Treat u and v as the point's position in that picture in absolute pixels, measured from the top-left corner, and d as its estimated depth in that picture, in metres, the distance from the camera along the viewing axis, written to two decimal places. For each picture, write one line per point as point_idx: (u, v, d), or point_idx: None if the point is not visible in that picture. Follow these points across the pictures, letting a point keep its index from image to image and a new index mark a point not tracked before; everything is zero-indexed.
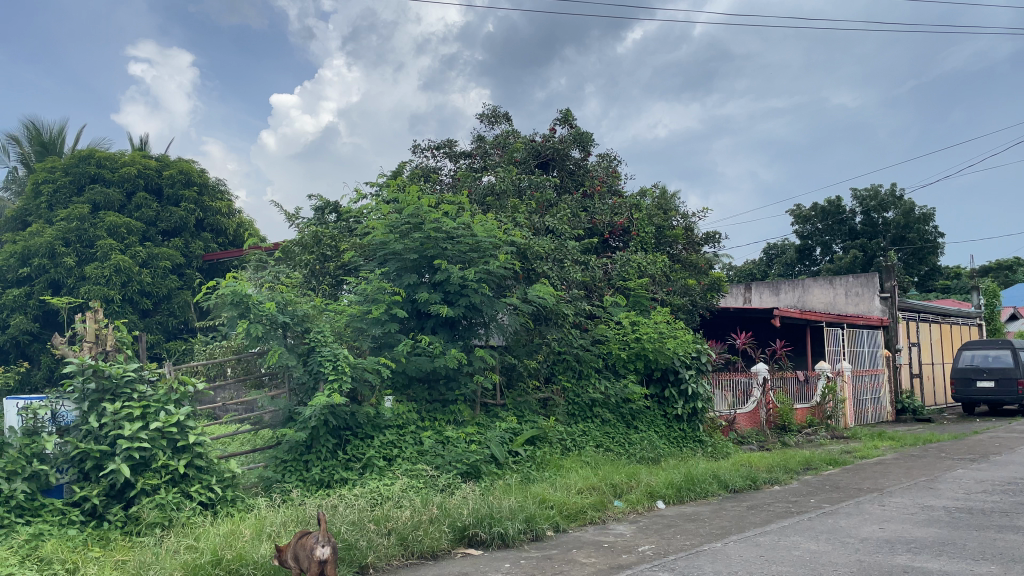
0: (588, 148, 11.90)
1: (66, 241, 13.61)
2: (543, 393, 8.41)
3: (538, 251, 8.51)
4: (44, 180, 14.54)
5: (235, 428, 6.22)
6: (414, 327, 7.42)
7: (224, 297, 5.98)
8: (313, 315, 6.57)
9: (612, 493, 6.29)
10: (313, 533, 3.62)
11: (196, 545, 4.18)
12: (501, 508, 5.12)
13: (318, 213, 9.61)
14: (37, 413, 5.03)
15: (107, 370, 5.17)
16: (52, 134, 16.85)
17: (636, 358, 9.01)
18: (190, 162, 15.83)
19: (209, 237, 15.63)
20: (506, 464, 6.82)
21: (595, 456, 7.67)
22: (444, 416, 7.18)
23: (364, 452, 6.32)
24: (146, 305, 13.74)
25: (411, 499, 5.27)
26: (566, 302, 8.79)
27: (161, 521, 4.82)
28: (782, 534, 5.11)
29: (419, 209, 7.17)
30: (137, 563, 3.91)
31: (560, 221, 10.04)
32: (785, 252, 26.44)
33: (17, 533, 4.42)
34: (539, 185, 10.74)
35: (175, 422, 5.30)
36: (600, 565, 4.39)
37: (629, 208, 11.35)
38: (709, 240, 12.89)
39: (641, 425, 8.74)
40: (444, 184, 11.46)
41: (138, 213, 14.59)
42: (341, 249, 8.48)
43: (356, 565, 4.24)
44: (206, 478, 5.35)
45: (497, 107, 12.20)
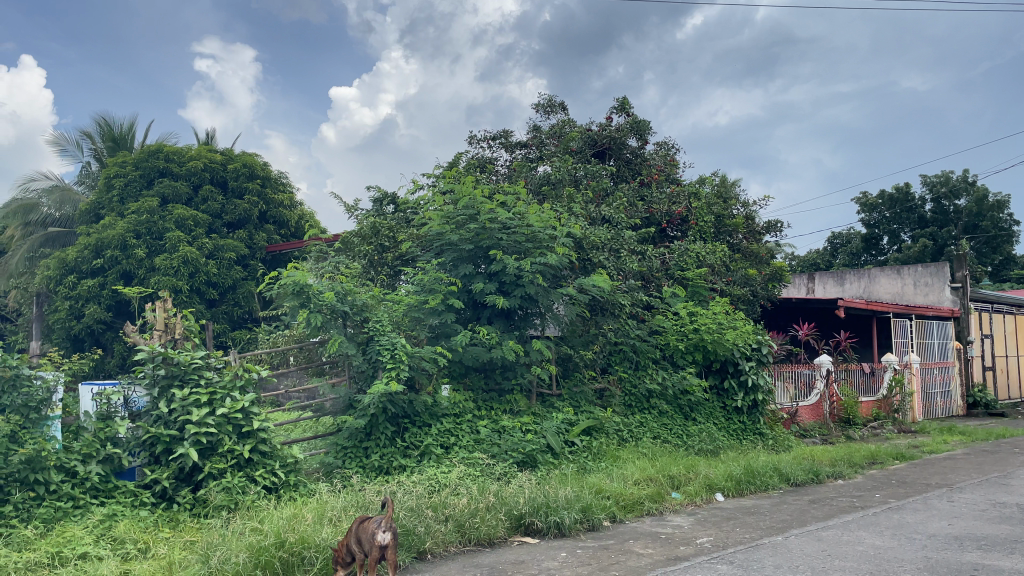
0: (646, 136, 11.73)
1: (137, 233, 14.09)
2: (600, 384, 8.39)
3: (595, 240, 8.49)
4: (116, 174, 15.07)
5: (298, 415, 6.38)
6: (471, 316, 7.46)
7: (287, 287, 6.12)
8: (372, 304, 6.66)
9: (669, 484, 6.26)
10: (372, 519, 3.72)
11: (260, 528, 4.30)
12: (557, 497, 5.13)
13: (377, 204, 9.77)
14: (111, 399, 5.26)
15: (176, 358, 5.37)
16: (123, 129, 17.45)
17: (694, 349, 8.90)
18: (253, 155, 16.22)
19: (272, 229, 15.99)
20: (563, 454, 6.83)
21: (653, 448, 7.64)
22: (500, 405, 7.25)
23: (422, 440, 6.41)
24: (213, 295, 14.17)
25: (468, 486, 5.32)
26: (622, 292, 8.75)
27: (227, 504, 4.98)
28: (846, 529, 5.01)
29: (474, 200, 7.17)
30: (205, 544, 4.03)
31: (616, 210, 9.96)
32: (850, 241, 25.72)
33: (93, 513, 4.63)
34: (595, 174, 10.69)
35: (240, 408, 5.45)
36: (657, 556, 4.38)
37: (687, 196, 11.15)
38: (770, 229, 12.62)
39: (699, 417, 8.63)
40: (500, 174, 11.50)
41: (204, 206, 15.01)
42: (399, 240, 8.59)
43: (414, 550, 4.32)
44: (271, 463, 5.50)
45: (553, 96, 12.14)
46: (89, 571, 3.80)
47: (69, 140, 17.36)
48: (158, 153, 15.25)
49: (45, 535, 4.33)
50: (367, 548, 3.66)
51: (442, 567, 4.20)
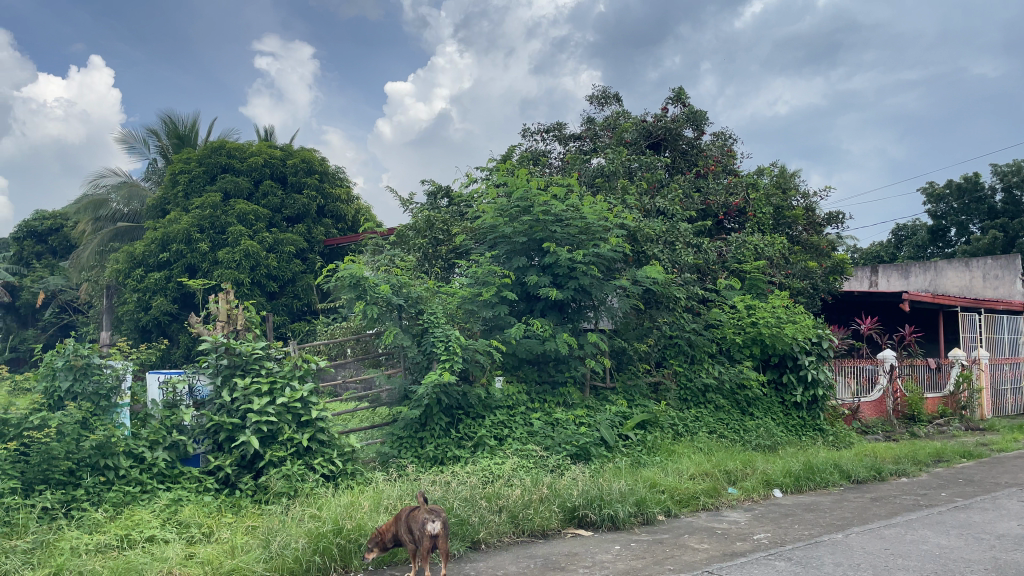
0: (702, 127, 11.55)
1: (200, 227, 14.51)
2: (654, 377, 8.33)
3: (650, 233, 8.43)
4: (181, 170, 15.53)
5: (355, 405, 6.50)
6: (524, 309, 7.47)
7: (344, 279, 6.25)
8: (427, 297, 6.73)
9: (726, 479, 6.18)
10: (420, 508, 3.77)
11: (318, 515, 4.41)
12: (611, 490, 5.12)
13: (431, 197, 9.86)
14: (176, 387, 5.46)
15: (238, 348, 5.53)
16: (187, 127, 17.98)
17: (752, 343, 8.76)
18: (312, 150, 16.53)
19: (330, 223, 16.26)
20: (617, 448, 6.80)
21: (709, 442, 7.55)
22: (554, 398, 7.27)
23: (476, 431, 6.48)
24: (273, 288, 14.49)
25: (522, 478, 5.35)
26: (678, 285, 8.69)
27: (287, 491, 5.11)
28: (909, 527, 4.87)
29: (528, 192, 7.19)
30: (266, 529, 4.14)
31: (672, 202, 9.85)
32: (916, 233, 24.93)
33: (159, 498, 4.80)
34: (650, 166, 10.58)
35: (299, 398, 5.60)
36: (713, 551, 4.33)
37: (745, 187, 10.96)
38: (831, 221, 12.31)
39: (757, 412, 8.51)
40: (554, 167, 11.48)
41: (265, 201, 15.36)
42: (454, 233, 8.67)
43: (468, 540, 4.37)
44: (329, 452, 5.62)
45: (608, 88, 12.05)
46: (156, 552, 3.95)
47: (136, 138, 17.97)
48: (220, 149, 15.67)
49: (115, 518, 4.51)
50: (418, 537, 3.72)
51: (495, 557, 4.23)
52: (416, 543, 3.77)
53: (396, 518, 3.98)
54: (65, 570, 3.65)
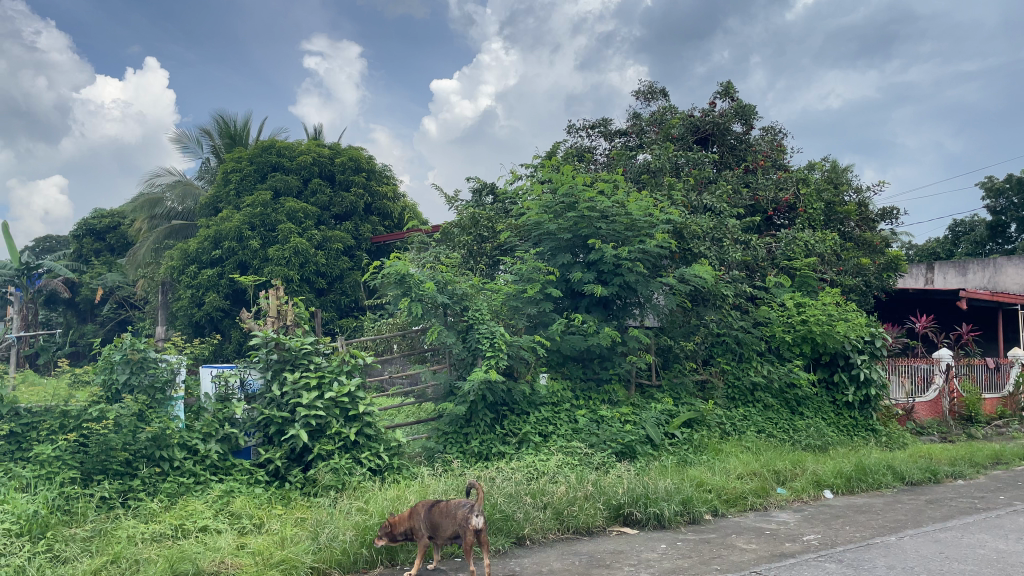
0: (751, 121, 11.37)
1: (252, 225, 14.81)
2: (701, 375, 8.25)
3: (697, 230, 8.34)
4: (233, 169, 15.89)
5: (401, 401, 6.59)
6: (568, 306, 7.47)
7: (390, 276, 6.32)
8: (472, 293, 6.77)
9: (775, 479, 6.09)
10: (452, 507, 3.76)
11: (365, 508, 4.47)
12: (657, 488, 5.09)
13: (476, 194, 9.90)
14: (229, 381, 5.52)
15: (287, 344, 5.65)
16: (238, 126, 18.35)
17: (802, 341, 8.61)
18: (359, 149, 16.75)
19: (377, 221, 16.43)
20: (662, 446, 6.74)
21: (757, 442, 7.44)
22: (599, 395, 7.26)
23: (521, 428, 6.50)
24: (322, 284, 14.70)
25: (567, 474, 5.34)
26: (725, 282, 8.62)
27: (335, 484, 5.20)
28: (966, 531, 4.73)
29: (574, 188, 7.18)
30: (315, 522, 4.23)
31: (719, 198, 9.72)
32: (975, 228, 24.15)
33: (212, 489, 4.92)
34: (697, 161, 10.45)
35: (347, 392, 5.69)
36: (761, 552, 4.28)
37: (795, 182, 10.74)
38: (885, 217, 12.01)
39: (807, 412, 8.37)
40: (599, 163, 11.42)
41: (313, 199, 15.61)
42: (498, 230, 8.71)
43: (513, 536, 4.39)
44: (376, 446, 5.70)
45: (654, 83, 11.94)
46: (209, 542, 4.04)
47: (190, 138, 18.41)
48: (270, 148, 15.99)
49: (169, 508, 4.64)
50: (458, 531, 3.72)
51: (540, 553, 4.25)
52: (452, 535, 3.77)
53: (411, 510, 3.93)
54: (122, 558, 3.76)
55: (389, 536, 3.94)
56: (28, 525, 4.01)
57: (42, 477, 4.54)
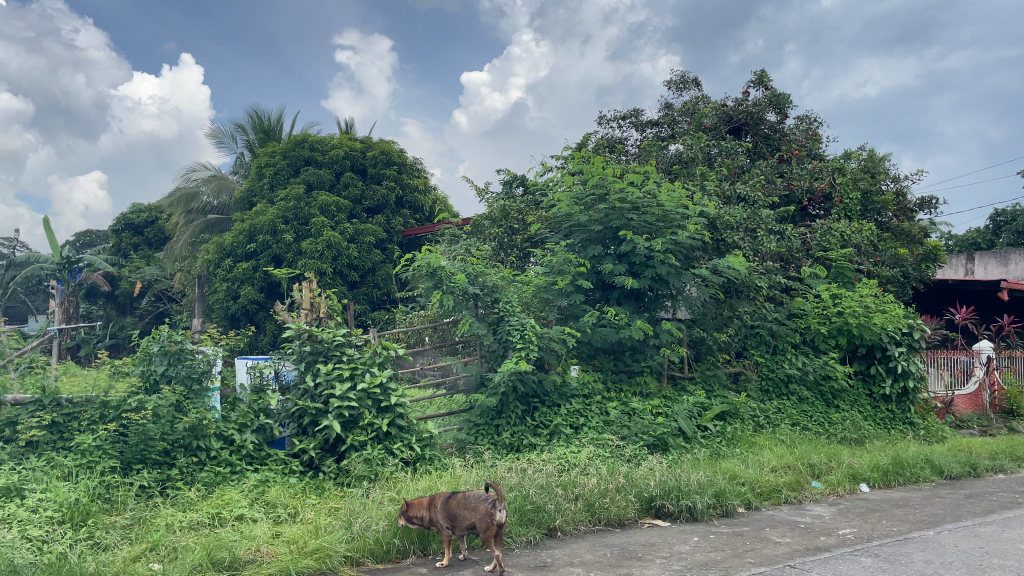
0: (786, 110, 11.20)
1: (285, 219, 14.98)
2: (734, 367, 8.18)
3: (730, 220, 8.27)
4: (267, 163, 16.10)
5: (433, 392, 6.64)
6: (600, 298, 7.45)
7: (421, 268, 6.36)
8: (502, 285, 6.79)
9: (809, 473, 6.02)
10: (468, 500, 3.77)
11: (398, 499, 4.51)
12: (689, 481, 5.07)
13: (506, 186, 9.91)
14: (263, 372, 5.65)
15: (320, 336, 5.73)
16: (272, 121, 18.55)
17: (838, 333, 8.48)
18: (390, 142, 16.85)
19: (408, 214, 16.50)
20: (695, 439, 6.70)
21: (791, 435, 7.36)
22: (630, 387, 7.24)
23: (552, 420, 6.50)
24: (354, 277, 14.81)
25: (598, 466, 5.34)
26: (759, 274, 8.54)
27: (368, 474, 5.25)
28: (1006, 526, 4.64)
29: (604, 180, 7.15)
30: (348, 511, 4.28)
31: (753, 188, 9.61)
32: (1017, 218, 23.57)
33: (248, 478, 5.01)
34: (730, 151, 10.34)
35: (379, 383, 5.75)
36: (795, 545, 4.24)
37: (831, 171, 10.57)
38: (924, 206, 11.76)
39: (843, 405, 8.25)
40: (630, 154, 11.35)
41: (346, 192, 15.73)
42: (529, 222, 8.71)
43: (544, 527, 4.40)
44: (408, 437, 5.74)
45: (686, 73, 11.83)
46: (245, 531, 4.11)
47: (225, 133, 18.66)
48: (303, 143, 16.17)
49: (206, 497, 4.72)
50: (477, 523, 3.71)
51: (572, 545, 4.25)
52: (470, 527, 3.76)
53: (430, 499, 3.96)
54: (161, 546, 3.85)
55: (407, 519, 4.00)
56: (70, 513, 4.11)
57: (83, 466, 4.65)
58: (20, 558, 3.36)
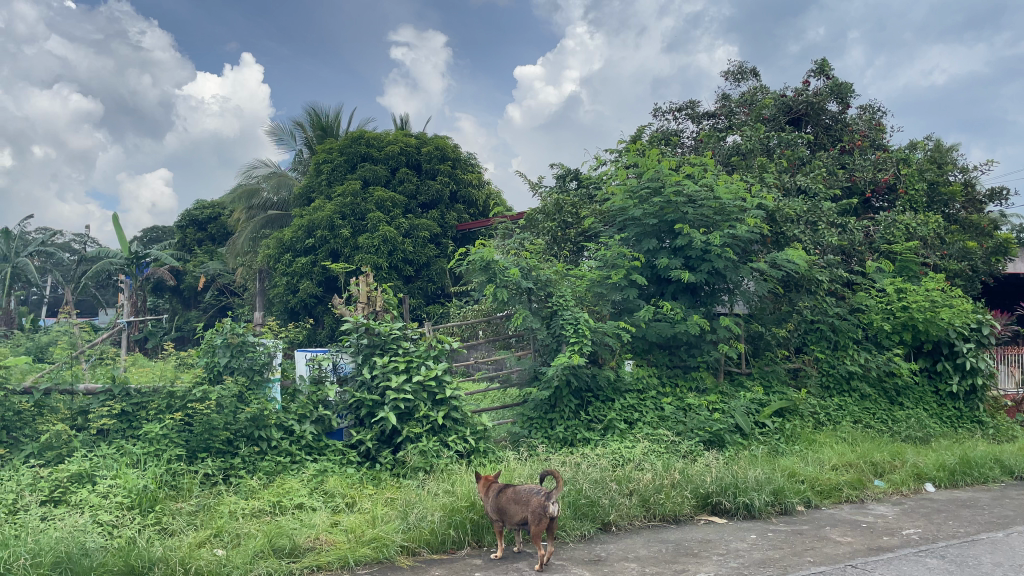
0: (848, 100, 10.89)
1: (343, 214, 15.23)
2: (793, 363, 8.04)
3: (790, 213, 8.12)
4: (325, 160, 16.39)
5: (487, 385, 6.70)
6: (655, 292, 7.39)
7: (475, 263, 6.42)
8: (556, 280, 6.80)
9: (872, 471, 5.88)
10: (524, 493, 3.74)
11: (452, 490, 4.55)
12: (747, 478, 4.99)
13: (560, 180, 9.89)
14: (322, 364, 5.78)
15: (377, 329, 5.83)
16: (329, 118, 18.88)
17: (903, 329, 8.24)
18: (445, 137, 16.99)
19: (462, 208, 16.58)
20: (753, 435, 6.59)
21: (853, 432, 7.18)
22: (685, 382, 7.17)
23: (606, 414, 6.48)
24: (409, 272, 14.96)
25: (653, 462, 5.30)
26: (820, 267, 8.35)
27: (423, 466, 5.31)
28: None
29: (660, 173, 7.07)
30: (404, 502, 4.34)
31: (814, 180, 9.39)
32: None
33: (307, 468, 5.12)
34: (790, 142, 10.12)
35: (434, 376, 5.83)
36: (856, 545, 4.14)
37: (895, 162, 10.25)
38: (994, 198, 11.31)
39: (907, 402, 8.02)
40: (686, 146, 11.21)
41: (401, 187, 15.92)
42: (583, 216, 8.68)
43: (599, 521, 4.40)
44: (462, 430, 5.80)
45: (744, 63, 11.60)
46: (305, 519, 4.21)
47: (284, 130, 19.06)
48: (359, 139, 16.43)
49: (268, 485, 4.85)
50: (530, 516, 3.66)
51: (626, 540, 4.24)
52: (525, 521, 3.72)
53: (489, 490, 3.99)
54: (225, 532, 3.98)
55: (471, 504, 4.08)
56: (138, 500, 4.27)
57: (150, 454, 4.82)
58: (92, 542, 3.51)
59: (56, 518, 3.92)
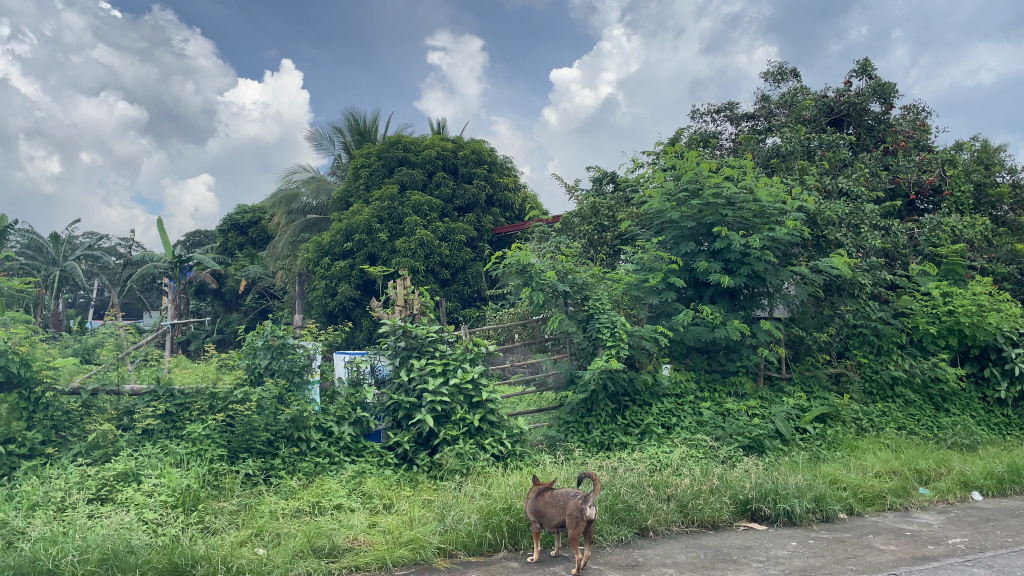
0: (891, 100, 10.68)
1: (380, 218, 15.37)
2: (835, 369, 7.90)
3: (831, 215, 7.98)
4: (363, 165, 16.58)
5: (523, 389, 6.72)
6: (693, 296, 7.32)
7: (512, 266, 6.45)
8: (592, 283, 6.78)
9: (916, 479, 5.75)
10: (563, 497, 3.73)
11: (489, 493, 4.56)
12: (787, 484, 4.92)
13: (596, 184, 9.86)
14: (360, 366, 5.86)
15: (414, 332, 5.89)
16: (368, 123, 19.10)
17: (948, 333, 8.05)
18: (481, 142, 17.07)
19: (498, 212, 16.61)
20: (794, 441, 6.48)
21: (897, 439, 7.02)
22: (724, 387, 7.09)
23: (643, 419, 6.44)
24: (446, 275, 15.02)
25: (691, 467, 5.25)
26: (862, 271, 8.21)
27: (460, 468, 5.32)
28: None
29: (698, 175, 7.01)
30: (442, 504, 4.37)
31: (856, 181, 9.22)
32: None
33: (345, 469, 5.17)
34: (831, 144, 9.97)
35: (470, 379, 5.86)
36: (900, 554, 4.06)
37: (941, 163, 10.02)
38: None
39: (953, 409, 7.82)
40: (724, 148, 11.10)
41: (437, 191, 16.02)
42: (619, 219, 8.64)
43: (636, 526, 4.38)
44: (499, 433, 5.81)
45: (784, 63, 11.45)
46: (343, 520, 4.26)
47: (323, 136, 19.31)
48: (397, 144, 16.60)
49: (307, 486, 4.92)
50: (567, 519, 3.65)
51: (664, 545, 4.21)
52: (561, 525, 3.72)
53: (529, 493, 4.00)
54: (265, 532, 4.04)
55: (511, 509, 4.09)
56: (182, 498, 4.35)
57: (193, 454, 4.92)
58: (137, 539, 3.59)
59: (103, 516, 4.02)
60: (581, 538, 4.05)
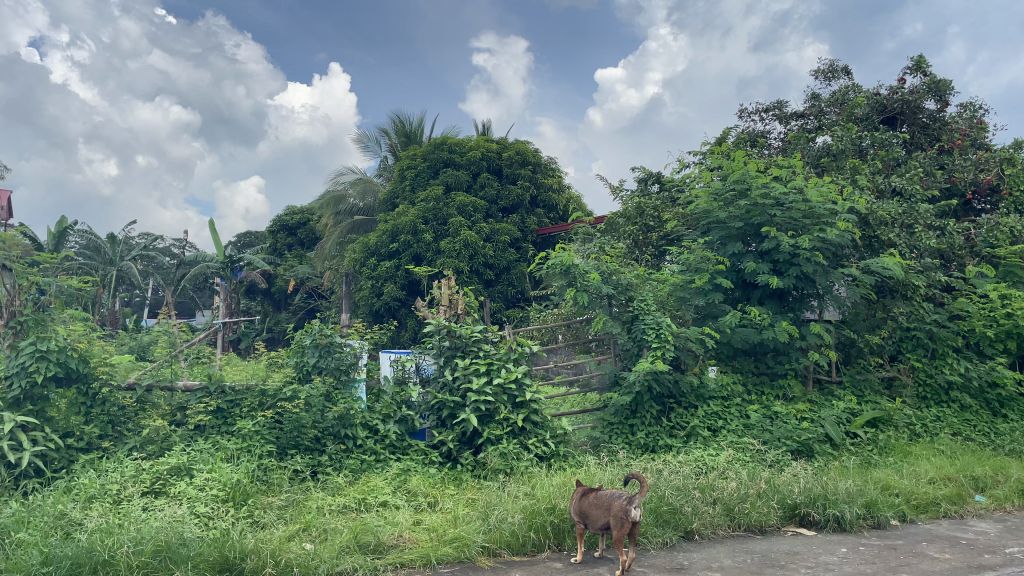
0: (947, 98, 10.39)
1: (425, 219, 15.49)
2: (887, 372, 7.72)
3: (884, 215, 7.80)
4: (409, 166, 16.76)
5: (567, 389, 6.73)
6: (740, 297, 7.22)
7: (556, 267, 6.45)
8: (637, 284, 6.75)
9: (972, 486, 5.58)
10: (609, 497, 3.72)
11: (533, 493, 4.57)
12: (837, 489, 4.83)
13: (642, 184, 9.80)
14: (405, 365, 5.95)
15: (459, 332, 5.94)
16: (413, 125, 19.30)
17: (1006, 337, 7.80)
18: (525, 143, 17.10)
19: (542, 213, 16.60)
20: (843, 446, 6.34)
21: (952, 444, 6.82)
22: (772, 390, 6.97)
23: (689, 421, 6.38)
24: (490, 275, 15.06)
25: (737, 471, 5.18)
26: (916, 272, 8.00)
27: (503, 468, 5.33)
28: None
29: (746, 175, 6.90)
30: (486, 504, 4.39)
31: (910, 181, 9.00)
32: None
33: (390, 467, 5.23)
34: (884, 142, 9.74)
35: (514, 379, 5.89)
36: (955, 562, 3.95)
37: (999, 162, 9.71)
38: None
39: (1012, 414, 7.56)
40: (773, 147, 10.93)
41: (482, 192, 16.10)
42: (664, 219, 8.58)
43: (681, 529, 4.34)
44: (542, 433, 5.81)
45: (835, 61, 11.21)
46: (389, 517, 4.31)
47: (370, 138, 19.57)
48: (442, 145, 16.73)
49: (353, 483, 4.98)
50: (612, 521, 3.64)
51: (710, 549, 4.17)
52: (606, 527, 3.71)
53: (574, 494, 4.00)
54: (313, 527, 4.12)
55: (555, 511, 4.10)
56: (232, 493, 4.46)
57: (243, 449, 5.03)
58: (189, 532, 3.69)
59: (157, 508, 4.14)
60: (626, 539, 4.04)
